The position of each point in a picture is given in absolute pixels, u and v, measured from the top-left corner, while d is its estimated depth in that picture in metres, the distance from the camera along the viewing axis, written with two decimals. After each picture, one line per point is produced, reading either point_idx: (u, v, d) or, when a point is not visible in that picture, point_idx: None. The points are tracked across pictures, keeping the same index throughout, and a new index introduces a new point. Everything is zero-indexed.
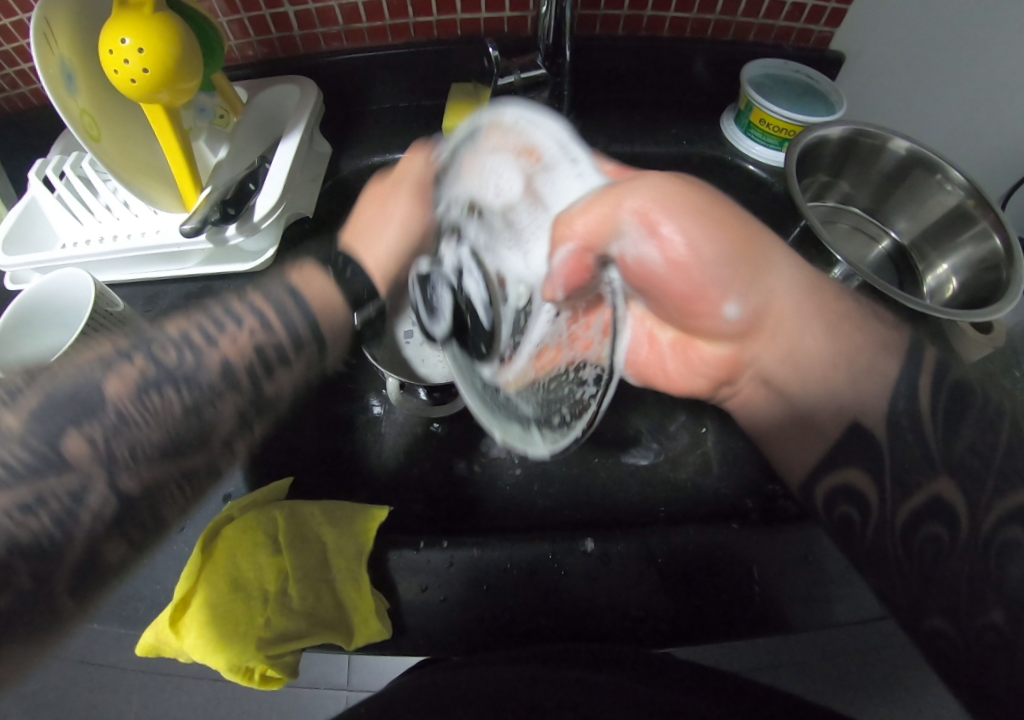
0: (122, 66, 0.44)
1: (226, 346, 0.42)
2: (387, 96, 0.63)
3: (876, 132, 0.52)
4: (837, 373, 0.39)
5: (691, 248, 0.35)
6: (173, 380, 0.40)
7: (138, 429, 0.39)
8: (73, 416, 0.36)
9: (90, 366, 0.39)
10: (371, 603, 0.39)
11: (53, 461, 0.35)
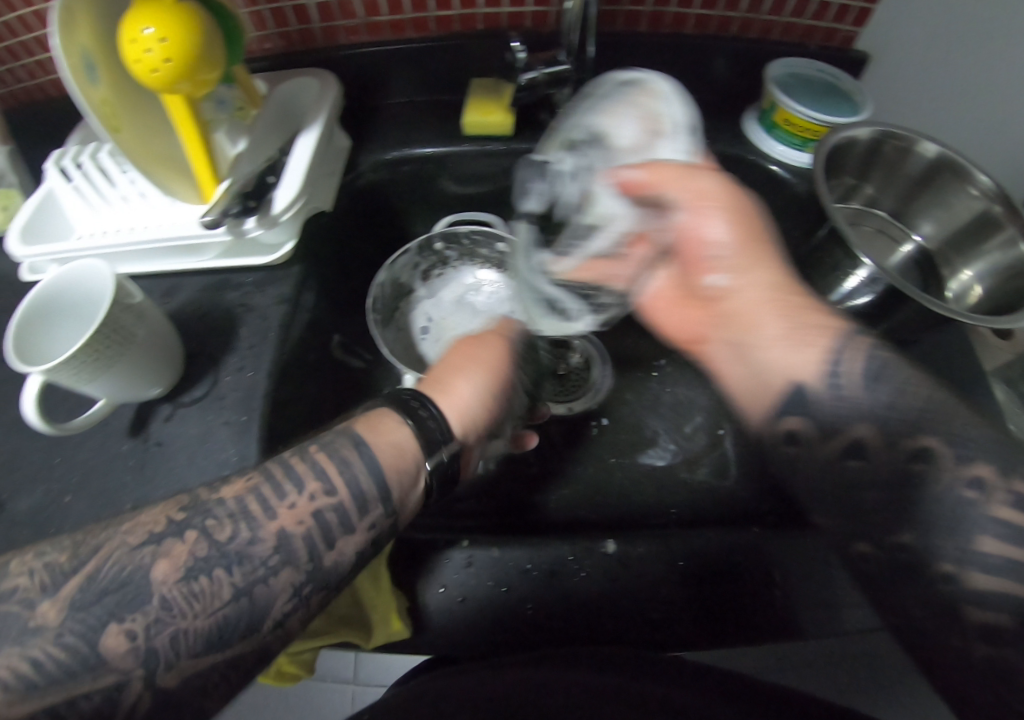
0: (143, 56, 0.43)
1: (284, 514, 0.33)
2: (405, 91, 0.62)
3: (904, 135, 0.51)
4: (790, 339, 0.36)
5: (712, 221, 0.39)
6: (224, 559, 0.31)
7: (179, 620, 0.30)
8: (114, 605, 0.29)
9: (135, 544, 0.31)
10: (392, 604, 0.39)
11: (89, 660, 0.28)
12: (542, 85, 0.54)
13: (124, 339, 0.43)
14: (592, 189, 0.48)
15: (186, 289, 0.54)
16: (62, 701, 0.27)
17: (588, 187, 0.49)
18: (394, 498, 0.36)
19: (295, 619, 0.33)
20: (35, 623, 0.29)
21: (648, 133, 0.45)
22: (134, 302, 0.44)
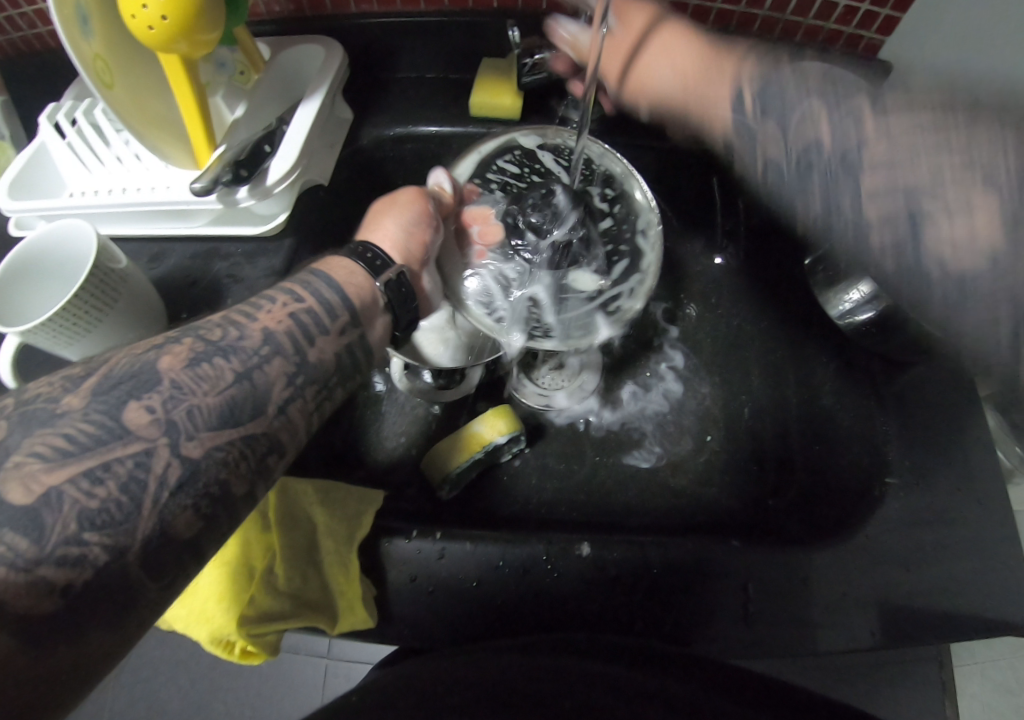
0: (139, 12, 0.42)
1: (269, 318, 0.33)
2: (414, 65, 0.60)
3: None
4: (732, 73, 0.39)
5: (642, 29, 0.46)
6: (224, 350, 0.31)
7: (192, 395, 0.29)
8: (130, 388, 0.28)
9: (139, 350, 0.30)
10: (359, 592, 0.38)
11: (116, 429, 0.27)
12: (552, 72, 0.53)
13: (106, 302, 0.42)
14: (567, 255, 0.51)
15: (174, 255, 0.53)
16: (98, 467, 0.25)
17: (566, 255, 0.51)
18: (362, 318, 0.37)
19: (295, 403, 0.33)
20: (60, 409, 0.26)
21: (579, 171, 0.52)
22: (119, 267, 0.43)
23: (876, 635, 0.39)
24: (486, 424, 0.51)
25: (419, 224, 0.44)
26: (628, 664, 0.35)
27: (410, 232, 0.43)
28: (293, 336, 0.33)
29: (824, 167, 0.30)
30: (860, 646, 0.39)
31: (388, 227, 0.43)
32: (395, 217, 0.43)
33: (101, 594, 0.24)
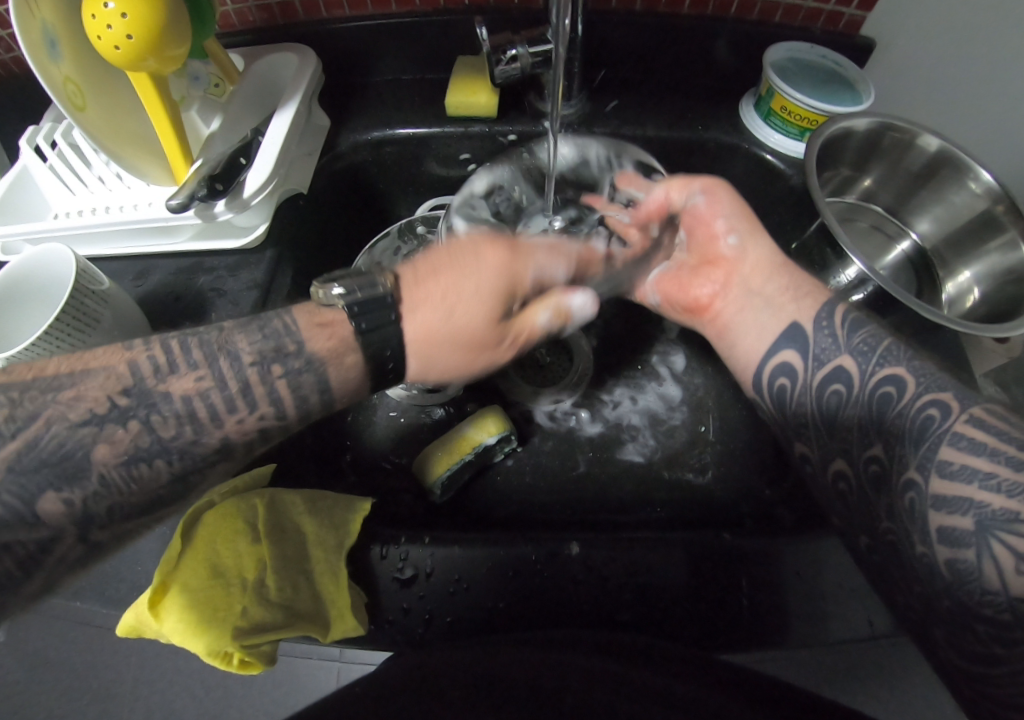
0: (105, 33, 0.42)
1: (231, 426, 0.35)
2: (389, 68, 0.60)
3: (905, 127, 0.48)
4: (786, 300, 0.46)
5: (721, 209, 0.50)
6: (166, 451, 0.34)
7: (115, 496, 0.33)
8: (55, 476, 0.31)
9: (75, 421, 0.32)
10: (349, 600, 0.39)
11: (28, 516, 0.31)
12: (528, 66, 0.52)
13: (89, 323, 0.42)
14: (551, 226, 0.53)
15: (159, 272, 0.53)
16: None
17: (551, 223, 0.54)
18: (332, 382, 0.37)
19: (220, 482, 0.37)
20: None
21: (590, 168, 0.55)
22: (101, 288, 0.43)
23: (875, 624, 0.39)
24: (474, 426, 0.51)
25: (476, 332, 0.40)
26: (623, 660, 0.35)
27: (458, 344, 0.40)
28: (244, 441, 0.36)
29: (912, 466, 0.35)
30: (859, 635, 0.40)
31: (444, 342, 0.40)
32: (458, 336, 0.40)
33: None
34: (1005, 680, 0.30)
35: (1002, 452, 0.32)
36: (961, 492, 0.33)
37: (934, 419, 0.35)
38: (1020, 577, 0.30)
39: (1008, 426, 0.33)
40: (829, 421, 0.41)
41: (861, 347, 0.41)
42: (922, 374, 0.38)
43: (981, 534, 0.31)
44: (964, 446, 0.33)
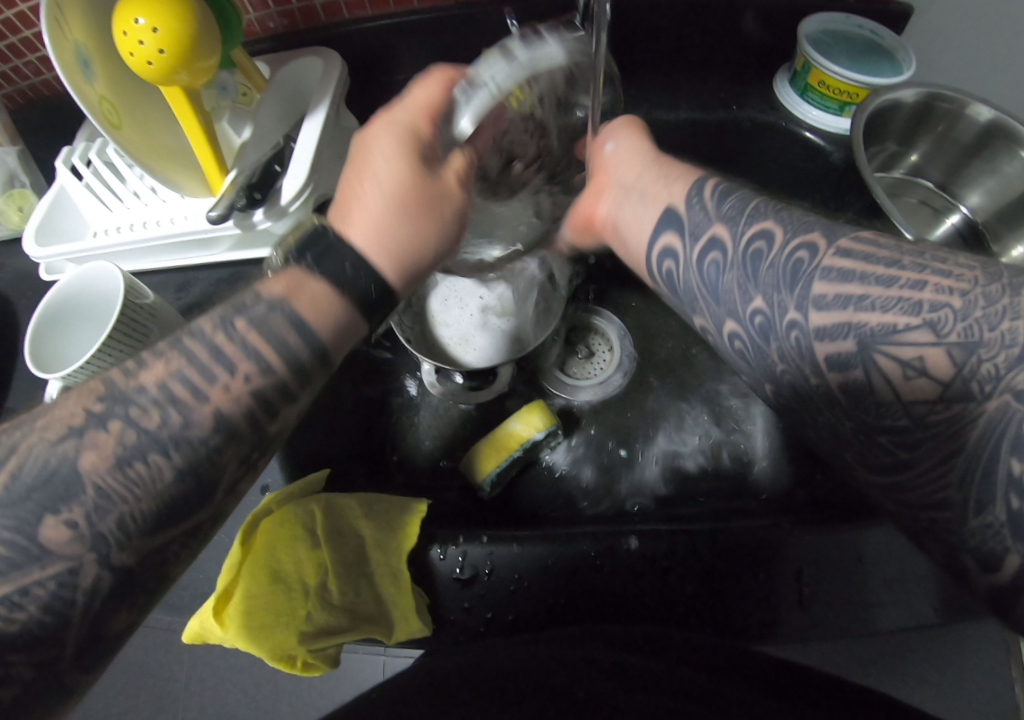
0: (137, 49, 0.42)
1: (218, 399, 0.29)
2: (415, 66, 0.59)
3: (952, 96, 0.46)
4: (659, 189, 0.37)
5: (616, 142, 0.42)
6: (161, 444, 0.28)
7: (123, 504, 0.27)
8: (46, 499, 0.26)
9: (54, 438, 0.27)
10: (412, 601, 0.39)
11: (32, 550, 0.25)
12: None
13: (138, 339, 0.44)
14: None
15: (201, 283, 0.54)
16: (14, 592, 0.25)
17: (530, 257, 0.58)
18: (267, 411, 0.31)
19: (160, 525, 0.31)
20: None
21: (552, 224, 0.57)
22: (146, 302, 0.45)
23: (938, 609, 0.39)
24: (522, 421, 0.50)
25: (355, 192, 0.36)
26: (694, 663, 0.35)
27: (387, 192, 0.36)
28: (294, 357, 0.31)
29: (794, 304, 0.28)
30: (922, 622, 0.40)
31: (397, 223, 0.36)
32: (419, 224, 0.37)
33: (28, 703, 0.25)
34: (908, 487, 0.25)
35: (872, 272, 0.26)
36: (845, 316, 0.26)
37: (806, 262, 0.28)
38: (910, 382, 0.24)
39: (879, 244, 0.26)
40: (752, 334, 0.30)
41: (730, 211, 0.32)
42: (792, 220, 0.30)
43: (864, 353, 0.25)
44: (835, 280, 0.27)
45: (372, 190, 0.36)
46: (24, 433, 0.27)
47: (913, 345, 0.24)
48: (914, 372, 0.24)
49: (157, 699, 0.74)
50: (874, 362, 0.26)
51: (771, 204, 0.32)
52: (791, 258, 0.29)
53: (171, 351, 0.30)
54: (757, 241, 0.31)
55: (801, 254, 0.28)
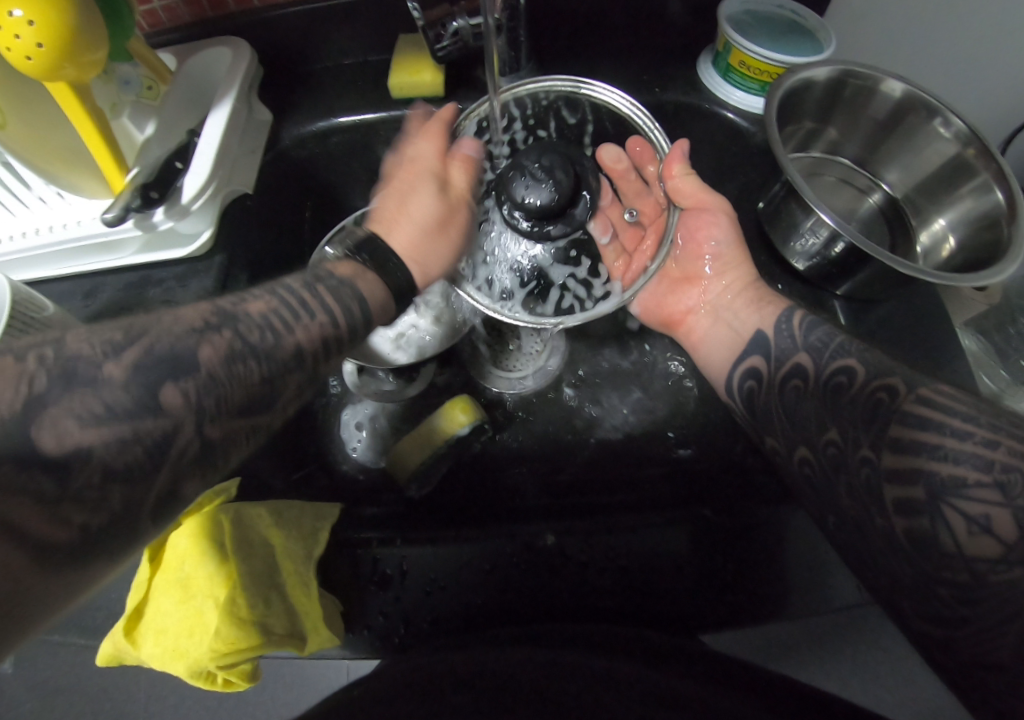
0: (13, 42, 0.40)
1: (302, 332, 0.34)
2: (330, 54, 0.57)
3: (865, 73, 0.46)
4: (757, 308, 0.45)
5: (716, 238, 0.49)
6: (259, 355, 0.32)
7: (218, 386, 0.30)
8: (168, 370, 0.29)
9: (177, 331, 0.31)
10: (321, 613, 0.38)
11: (147, 406, 0.28)
12: (469, 38, 0.49)
13: None
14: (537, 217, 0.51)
15: (108, 289, 0.52)
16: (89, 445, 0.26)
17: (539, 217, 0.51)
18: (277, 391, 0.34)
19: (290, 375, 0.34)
20: (101, 375, 0.28)
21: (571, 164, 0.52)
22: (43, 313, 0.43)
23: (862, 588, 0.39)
24: (445, 418, 0.49)
25: (397, 212, 0.44)
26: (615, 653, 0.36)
27: (427, 237, 0.44)
28: (314, 348, 0.35)
29: (867, 442, 0.32)
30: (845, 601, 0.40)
31: (440, 258, 0.45)
32: (446, 250, 0.46)
33: None
34: (964, 641, 0.27)
35: (946, 422, 0.30)
36: (916, 462, 0.30)
37: (886, 401, 0.32)
38: (974, 539, 0.28)
39: (952, 400, 0.30)
40: (790, 418, 0.38)
41: (816, 342, 0.38)
42: (872, 359, 0.34)
43: (933, 502, 0.29)
44: (911, 422, 0.31)
45: (450, 241, 0.46)
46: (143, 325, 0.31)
47: (981, 502, 0.28)
48: (979, 530, 0.28)
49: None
50: (902, 467, 0.30)
51: (854, 342, 0.36)
52: (871, 396, 0.33)
53: (270, 293, 0.35)
54: (838, 372, 0.35)
55: (881, 388, 0.33)
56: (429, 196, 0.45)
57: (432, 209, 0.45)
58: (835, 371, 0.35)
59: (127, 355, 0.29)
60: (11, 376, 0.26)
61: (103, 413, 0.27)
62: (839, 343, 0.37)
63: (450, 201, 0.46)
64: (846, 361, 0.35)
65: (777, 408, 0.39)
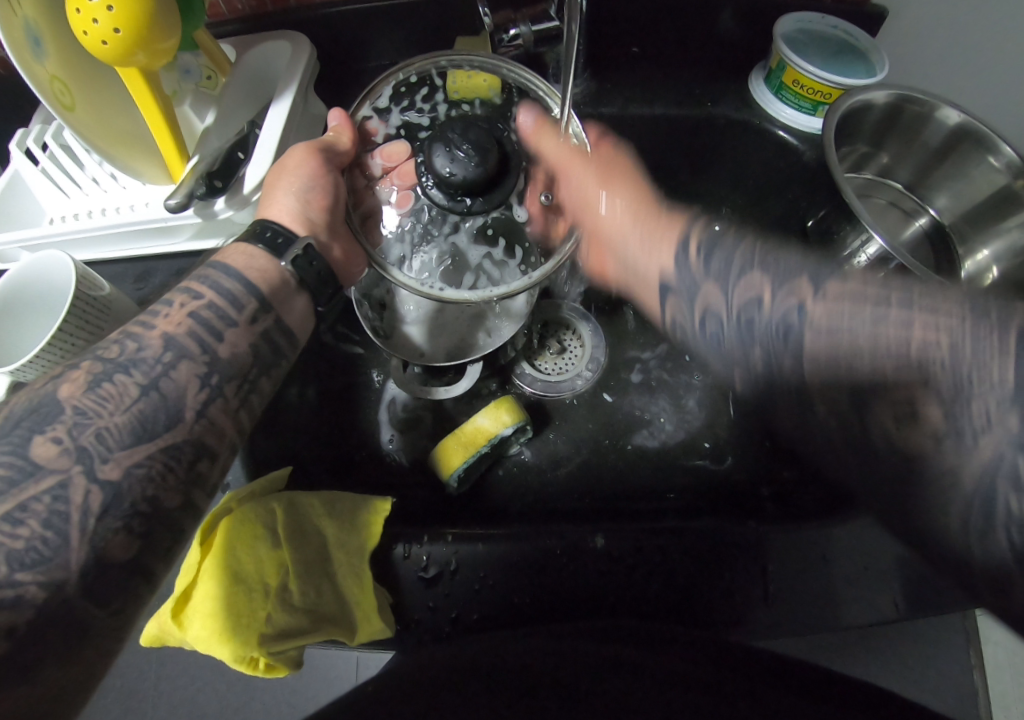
0: (90, 26, 0.40)
1: (227, 342, 0.37)
2: (387, 53, 0.58)
3: (924, 100, 0.47)
4: (651, 244, 0.40)
5: (593, 199, 0.43)
6: (122, 367, 0.35)
7: (98, 418, 0.33)
8: (32, 423, 0.32)
9: (39, 384, 0.34)
10: (374, 601, 0.39)
11: (26, 468, 0.31)
12: (530, 44, 0.49)
13: (90, 332, 0.42)
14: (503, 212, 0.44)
15: (160, 274, 0.53)
16: (14, 509, 0.30)
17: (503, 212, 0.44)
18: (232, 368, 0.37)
19: (213, 404, 0.36)
20: None
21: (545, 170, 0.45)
22: (102, 294, 0.43)
23: (899, 605, 0.40)
24: (489, 417, 0.49)
25: (268, 201, 0.44)
26: (654, 647, 0.37)
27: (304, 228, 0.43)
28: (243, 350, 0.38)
29: (790, 356, 0.33)
30: (884, 618, 0.40)
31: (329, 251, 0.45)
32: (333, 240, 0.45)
33: (46, 629, 0.30)
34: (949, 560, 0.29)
35: (865, 320, 0.30)
36: (839, 365, 0.31)
37: (797, 315, 0.32)
38: (912, 432, 0.29)
39: (856, 308, 0.31)
40: (726, 354, 0.36)
41: (718, 269, 0.36)
42: (780, 272, 0.34)
43: (874, 400, 0.30)
44: (832, 345, 0.31)
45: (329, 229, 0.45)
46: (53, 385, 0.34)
47: (954, 409, 0.27)
48: (909, 419, 0.29)
49: (123, 701, 0.72)
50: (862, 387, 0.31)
51: (758, 258, 0.35)
52: (782, 315, 0.33)
53: (150, 317, 0.37)
54: (745, 300, 0.34)
55: (780, 320, 0.33)
56: (284, 192, 0.43)
57: (304, 201, 0.43)
58: (736, 292, 0.35)
59: (10, 423, 0.32)
60: None
61: None
62: (739, 264, 0.35)
63: (329, 188, 0.44)
64: (761, 292, 0.34)
65: (726, 366, 0.37)
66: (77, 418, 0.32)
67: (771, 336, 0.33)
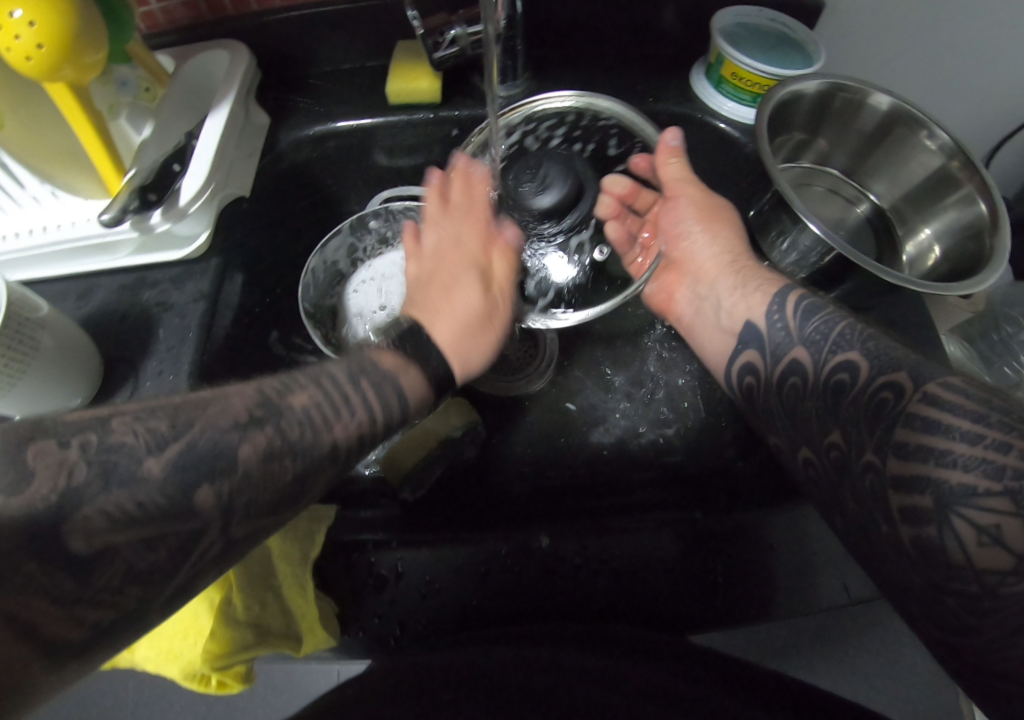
0: (13, 43, 0.40)
1: (340, 429, 0.33)
2: (328, 60, 0.57)
3: (854, 87, 0.47)
4: (734, 292, 0.45)
5: (700, 243, 0.50)
6: (300, 449, 0.31)
7: (235, 462, 0.29)
8: (208, 468, 0.28)
9: (222, 425, 0.30)
10: (316, 613, 0.39)
11: (183, 500, 0.27)
12: (467, 48, 0.50)
13: (25, 353, 0.41)
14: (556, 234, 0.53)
15: (102, 290, 0.51)
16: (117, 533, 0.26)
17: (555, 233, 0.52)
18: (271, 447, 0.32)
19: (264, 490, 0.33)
20: (140, 471, 0.27)
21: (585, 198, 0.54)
22: (40, 315, 0.42)
23: (850, 588, 0.40)
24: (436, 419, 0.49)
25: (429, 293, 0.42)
26: (599, 652, 0.38)
27: (466, 330, 0.40)
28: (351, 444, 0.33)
29: (872, 446, 0.31)
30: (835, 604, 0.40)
31: (477, 358, 0.40)
32: (486, 344, 0.41)
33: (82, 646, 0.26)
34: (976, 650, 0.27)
35: (953, 427, 0.28)
36: (921, 467, 0.29)
37: (890, 403, 0.31)
38: (982, 550, 0.27)
39: (957, 397, 0.29)
40: (792, 415, 0.37)
41: (814, 336, 0.36)
42: (878, 352, 0.33)
43: (941, 509, 0.28)
44: (918, 427, 0.29)
45: (492, 338, 0.42)
46: (197, 411, 0.30)
47: (992, 512, 0.27)
48: (989, 540, 0.27)
49: None
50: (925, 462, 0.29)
51: (859, 332, 0.34)
52: (876, 398, 0.31)
53: (307, 378, 0.34)
54: (838, 364, 0.34)
55: (885, 390, 0.31)
56: (467, 285, 0.42)
57: (468, 300, 0.41)
58: (830, 358, 0.35)
59: (171, 449, 0.28)
60: (50, 463, 0.25)
61: (116, 514, 0.26)
62: (831, 313, 0.37)
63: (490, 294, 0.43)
64: (860, 366, 0.33)
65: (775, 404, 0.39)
66: (206, 454, 0.29)
67: (890, 396, 0.31)
